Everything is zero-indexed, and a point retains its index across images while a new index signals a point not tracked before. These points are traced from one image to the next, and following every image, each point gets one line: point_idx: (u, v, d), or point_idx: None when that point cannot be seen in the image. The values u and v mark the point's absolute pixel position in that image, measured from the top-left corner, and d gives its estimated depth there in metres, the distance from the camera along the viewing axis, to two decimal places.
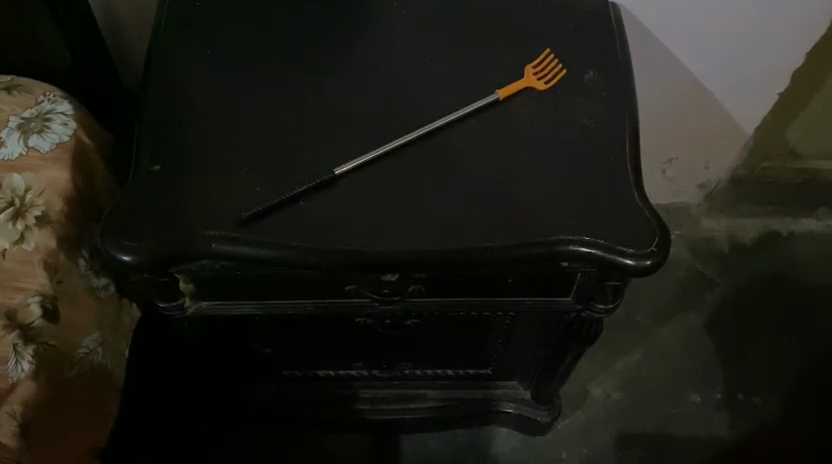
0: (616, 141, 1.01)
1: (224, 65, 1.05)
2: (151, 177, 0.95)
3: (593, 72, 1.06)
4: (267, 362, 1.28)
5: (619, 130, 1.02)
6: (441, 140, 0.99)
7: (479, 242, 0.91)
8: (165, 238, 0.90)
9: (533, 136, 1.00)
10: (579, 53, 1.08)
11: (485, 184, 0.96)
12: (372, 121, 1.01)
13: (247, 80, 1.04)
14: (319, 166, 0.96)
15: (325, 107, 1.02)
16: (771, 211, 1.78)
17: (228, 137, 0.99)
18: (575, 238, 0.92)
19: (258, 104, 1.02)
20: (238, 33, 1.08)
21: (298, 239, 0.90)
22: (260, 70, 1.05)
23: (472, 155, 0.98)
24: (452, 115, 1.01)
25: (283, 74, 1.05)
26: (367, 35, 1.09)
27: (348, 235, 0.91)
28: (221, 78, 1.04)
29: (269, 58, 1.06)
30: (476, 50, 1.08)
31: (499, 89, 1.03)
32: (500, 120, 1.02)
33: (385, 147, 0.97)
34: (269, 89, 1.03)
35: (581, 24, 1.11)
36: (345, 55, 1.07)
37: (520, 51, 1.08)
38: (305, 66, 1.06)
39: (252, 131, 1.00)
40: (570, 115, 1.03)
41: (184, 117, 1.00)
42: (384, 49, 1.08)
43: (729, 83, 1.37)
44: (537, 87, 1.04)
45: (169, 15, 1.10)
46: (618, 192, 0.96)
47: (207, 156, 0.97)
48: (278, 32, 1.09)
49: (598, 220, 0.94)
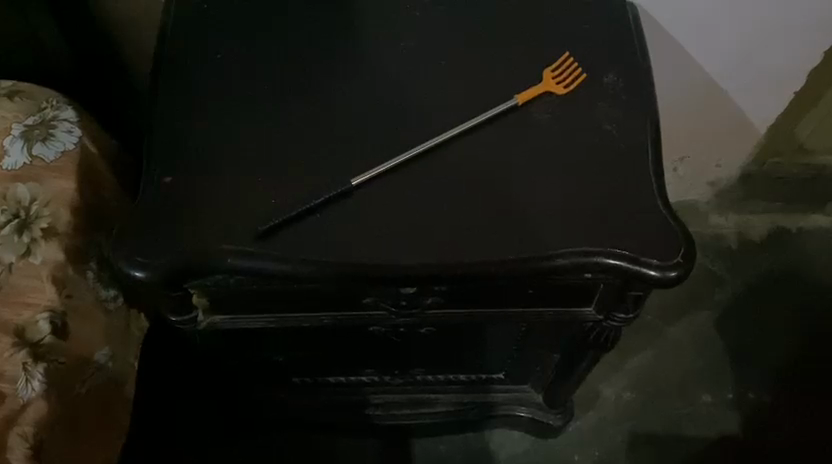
0: (639, 146, 0.98)
1: (234, 69, 1.02)
2: (163, 188, 0.92)
3: (613, 76, 1.03)
4: (278, 370, 1.26)
5: (642, 135, 0.99)
6: (461, 147, 0.97)
7: (502, 254, 0.89)
8: (181, 253, 0.87)
9: (555, 141, 0.98)
10: (598, 55, 1.05)
11: (506, 193, 0.94)
12: (388, 127, 0.98)
13: (258, 85, 1.01)
14: (336, 175, 0.94)
15: (341, 113, 0.99)
16: (780, 207, 1.77)
17: (241, 146, 0.96)
18: (603, 250, 0.90)
19: (271, 110, 0.99)
20: (248, 36, 1.05)
21: (316, 253, 0.88)
22: (272, 74, 1.02)
23: (493, 163, 0.96)
24: (470, 122, 0.98)
25: (296, 78, 1.02)
26: (380, 36, 1.06)
27: (368, 248, 0.89)
28: (232, 83, 1.01)
29: (279, 62, 1.03)
30: (493, 52, 1.05)
31: (518, 95, 1.00)
32: (519, 125, 0.99)
33: (402, 156, 0.94)
34: (281, 94, 1.00)
35: (599, 25, 1.08)
36: (358, 57, 1.04)
37: (538, 52, 1.05)
38: (318, 70, 1.03)
39: (266, 138, 0.97)
40: (592, 119, 1.00)
41: (195, 125, 0.97)
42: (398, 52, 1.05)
43: (746, 80, 1.35)
44: (557, 92, 1.01)
45: (175, 19, 1.07)
46: (642, 200, 0.94)
47: (220, 165, 0.94)
48: (288, 34, 1.06)
49: (623, 230, 0.92)
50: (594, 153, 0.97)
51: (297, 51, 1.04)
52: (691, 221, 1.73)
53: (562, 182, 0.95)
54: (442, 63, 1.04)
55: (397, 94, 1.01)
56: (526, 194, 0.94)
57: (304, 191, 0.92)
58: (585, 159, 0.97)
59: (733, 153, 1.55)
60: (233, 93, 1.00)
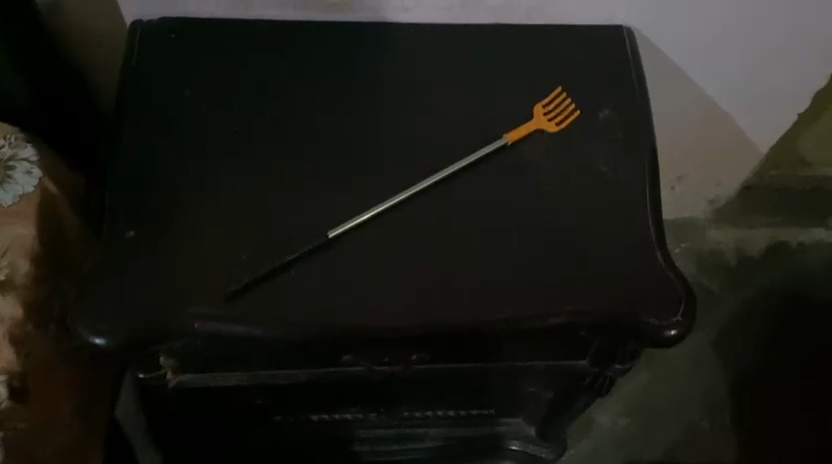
0: (637, 190, 0.92)
1: (203, 108, 0.96)
2: (125, 242, 0.85)
3: (608, 110, 0.97)
4: (256, 412, 1.19)
5: (641, 178, 0.93)
6: (447, 192, 0.91)
7: (490, 314, 0.83)
8: (146, 317, 0.81)
9: (547, 185, 0.92)
10: (593, 87, 0.99)
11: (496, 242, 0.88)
12: (370, 171, 0.92)
13: (230, 126, 0.95)
14: (314, 226, 0.88)
15: (319, 156, 0.93)
16: (780, 221, 1.71)
17: (211, 196, 0.90)
18: (601, 309, 0.84)
19: (243, 156, 0.93)
20: (218, 70, 0.99)
21: (291, 315, 0.82)
22: (243, 114, 0.96)
23: (481, 209, 0.90)
24: (455, 165, 0.92)
25: (269, 119, 0.95)
26: (362, 69, 1.00)
27: (347, 306, 0.82)
28: (201, 123, 0.95)
29: (252, 99, 0.97)
30: (481, 85, 0.99)
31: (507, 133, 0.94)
32: (509, 167, 0.93)
33: (382, 205, 0.89)
34: (255, 137, 0.94)
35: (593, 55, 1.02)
36: (338, 93, 0.98)
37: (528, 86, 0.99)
38: (294, 108, 0.97)
39: (238, 186, 0.91)
40: (586, 159, 0.94)
41: (162, 171, 0.91)
42: (380, 85, 0.99)
43: (747, 100, 1.28)
44: (549, 129, 0.95)
45: (138, 50, 1.00)
46: (640, 250, 0.88)
47: (188, 216, 0.88)
48: (262, 68, 0.99)
49: (621, 285, 0.86)
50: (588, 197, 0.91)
51: (272, 86, 0.98)
52: (688, 236, 1.67)
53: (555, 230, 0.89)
54: (427, 98, 0.98)
55: (380, 135, 0.95)
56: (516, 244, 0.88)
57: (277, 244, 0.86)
58: (580, 205, 0.91)
59: (733, 173, 1.48)
60: (203, 135, 0.94)
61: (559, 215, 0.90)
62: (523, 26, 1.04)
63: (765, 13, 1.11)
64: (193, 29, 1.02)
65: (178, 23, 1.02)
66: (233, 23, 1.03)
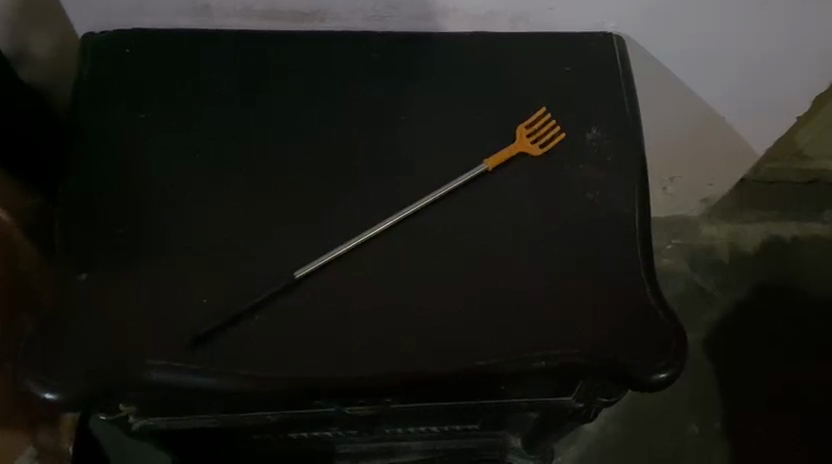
0: (627, 219, 0.87)
1: (162, 133, 0.90)
2: (79, 286, 0.80)
3: (594, 131, 0.91)
4: (229, 438, 1.13)
5: (631, 205, 0.88)
6: (424, 225, 0.85)
7: (468, 361, 0.78)
8: (101, 369, 0.76)
9: (532, 215, 0.86)
10: (581, 105, 0.93)
11: (476, 279, 0.82)
12: (341, 201, 0.86)
13: (191, 152, 0.89)
14: (282, 263, 0.82)
15: (288, 184, 0.87)
16: (776, 215, 1.66)
17: (172, 231, 0.84)
18: (590, 354, 0.79)
19: (204, 186, 0.87)
20: (178, 89, 0.92)
21: (254, 365, 0.77)
22: (206, 137, 0.90)
23: (461, 243, 0.84)
24: (432, 195, 0.86)
25: (234, 144, 0.90)
26: (334, 86, 0.94)
27: (318, 353, 0.77)
28: (160, 150, 0.89)
29: (215, 121, 0.91)
30: (461, 104, 0.93)
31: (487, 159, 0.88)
32: (488, 196, 0.87)
33: (353, 240, 0.83)
34: (219, 164, 0.88)
35: (580, 69, 0.96)
36: (308, 113, 0.92)
37: (512, 104, 0.93)
38: (261, 130, 0.90)
39: (201, 219, 0.85)
40: (573, 185, 0.88)
41: (118, 204, 0.85)
42: (352, 104, 0.93)
43: (744, 105, 1.21)
44: (531, 152, 0.89)
45: (91, 68, 0.93)
46: (628, 286, 0.83)
47: (146, 255, 0.82)
48: (226, 85, 0.93)
49: (610, 326, 0.81)
50: (572, 228, 0.86)
51: (237, 106, 0.92)
52: (681, 233, 1.62)
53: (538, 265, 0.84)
54: (402, 119, 0.92)
55: (353, 160, 0.89)
56: (498, 282, 0.82)
57: (243, 285, 0.81)
58: (565, 236, 0.85)
59: (728, 176, 1.42)
60: (162, 164, 0.88)
61: (543, 249, 0.85)
62: (504, 39, 0.98)
63: (765, 18, 1.04)
64: (151, 43, 0.95)
65: (133, 36, 0.95)
66: (194, 36, 0.96)
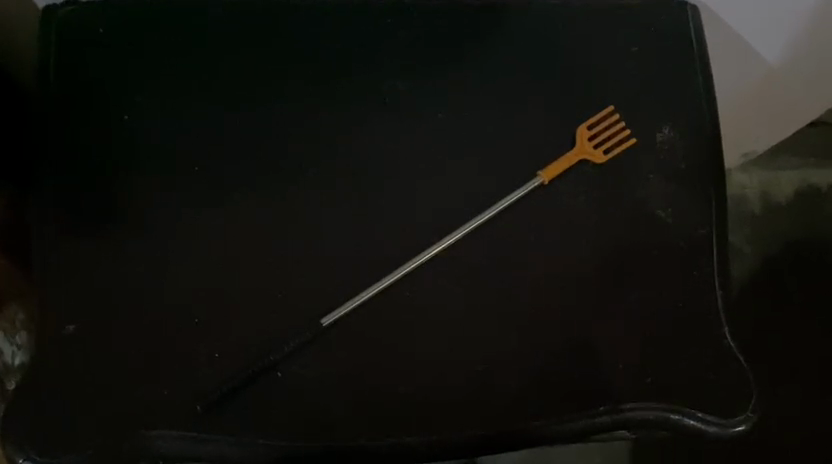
0: (694, 243, 0.78)
1: (153, 141, 0.77)
2: (67, 334, 0.69)
3: (655, 135, 0.81)
4: None
5: (700, 228, 0.79)
6: (470, 255, 0.75)
7: (522, 420, 0.69)
8: (100, 439, 0.65)
9: (589, 240, 0.77)
10: (643, 106, 0.82)
11: (529, 321, 0.73)
12: (376, 224, 0.76)
13: (190, 164, 0.76)
14: (311, 303, 0.72)
15: (314, 204, 0.76)
16: (812, 162, 1.55)
17: (178, 265, 0.72)
18: (662, 407, 0.71)
19: (208, 206, 0.75)
20: (170, 87, 0.79)
21: (279, 430, 0.67)
22: (210, 146, 0.77)
23: (510, 276, 0.75)
24: (479, 218, 0.76)
25: (246, 154, 0.77)
26: (358, 80, 0.81)
27: (354, 415, 0.68)
28: (151, 162, 0.76)
29: (219, 126, 0.78)
30: (508, 103, 0.81)
31: (543, 170, 0.78)
32: (537, 218, 0.77)
33: (390, 276, 0.73)
34: (223, 176, 0.76)
35: (642, 61, 0.84)
36: (331, 113, 0.79)
37: (565, 105, 0.82)
38: (273, 130, 0.78)
39: (213, 249, 0.73)
40: (633, 204, 0.78)
41: (108, 233, 0.73)
42: (378, 97, 0.80)
43: (809, 55, 1.06)
44: (594, 160, 0.79)
45: (62, 61, 0.79)
46: (698, 324, 0.75)
47: (145, 296, 0.71)
48: (231, 81, 0.80)
49: (679, 373, 0.72)
50: (633, 256, 0.77)
51: (248, 105, 0.79)
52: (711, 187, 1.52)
53: (596, 300, 0.74)
54: (439, 115, 0.80)
55: (387, 174, 0.78)
56: (553, 323, 0.73)
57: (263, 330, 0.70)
58: (624, 264, 0.76)
59: (775, 132, 1.27)
60: (156, 180, 0.75)
61: (602, 281, 0.75)
62: (549, 11, 0.85)
63: None
64: (131, 24, 0.81)
65: (110, 14, 0.82)
66: (189, 18, 0.82)
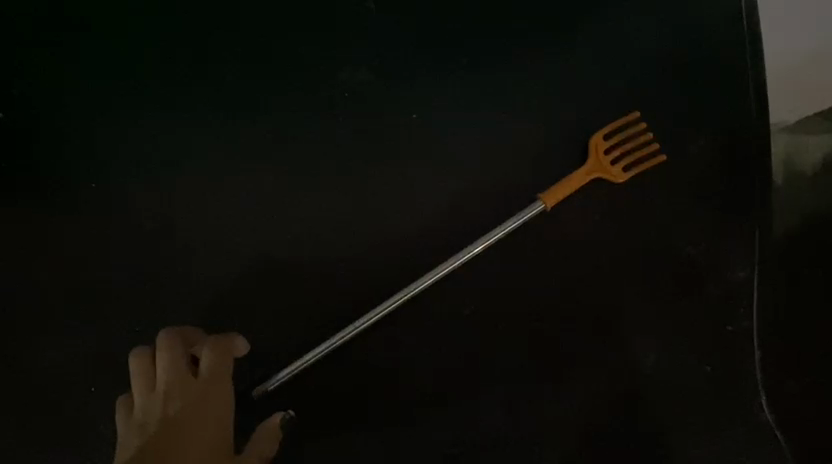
0: (729, 290, 0.62)
1: (34, 150, 0.61)
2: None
3: (694, 148, 0.64)
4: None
5: (739, 269, 0.62)
6: (446, 305, 0.62)
7: None
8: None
9: (601, 286, 0.62)
10: (681, 109, 0.64)
11: (518, 388, 0.60)
12: (332, 263, 0.61)
13: (86, 180, 0.61)
14: (256, 361, 0.60)
15: (259, 237, 0.61)
16: None
17: (84, 315, 0.60)
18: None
19: (127, 239, 0.61)
20: (50, 75, 0.61)
21: None
22: (122, 161, 0.61)
23: (500, 332, 0.61)
24: (458, 259, 0.61)
25: (161, 170, 0.62)
26: (312, 68, 0.62)
27: None
28: (33, 178, 0.60)
29: (117, 131, 0.61)
30: (502, 104, 0.63)
31: (545, 194, 0.62)
32: (538, 256, 0.62)
33: (349, 330, 0.60)
34: (141, 199, 0.61)
35: (678, 42, 0.64)
36: (269, 115, 0.62)
37: (574, 107, 0.64)
38: (204, 139, 0.62)
39: (130, 296, 0.60)
40: (661, 241, 0.62)
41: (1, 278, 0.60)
42: (341, 94, 0.62)
43: None
44: (611, 179, 0.63)
45: None
46: (733, 397, 0.60)
47: (48, 354, 0.59)
48: (126, 67, 0.61)
49: (704, 459, 0.58)
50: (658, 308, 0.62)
51: (167, 109, 0.62)
52: None
53: (603, 365, 0.60)
54: (413, 119, 0.62)
55: (345, 197, 0.62)
56: (546, 394, 0.60)
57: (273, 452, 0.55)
58: (639, 317, 0.61)
59: None
60: (45, 205, 0.60)
61: (615, 341, 0.61)
62: None
63: None
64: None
65: None
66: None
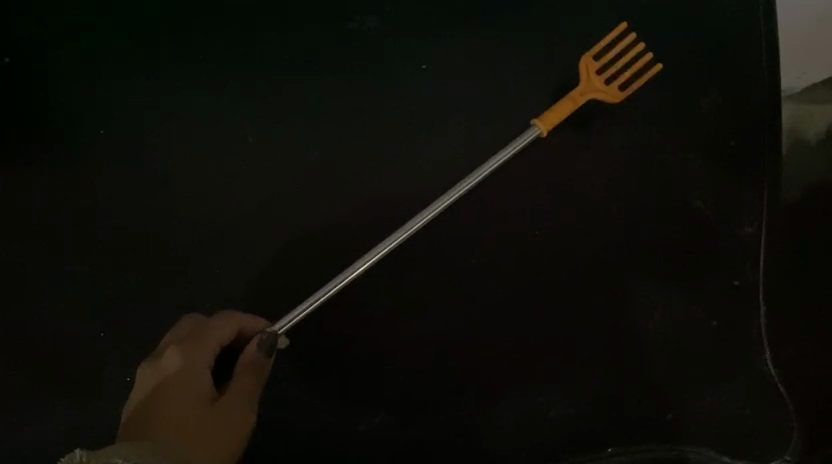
0: (737, 245, 0.62)
1: (38, 103, 0.61)
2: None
3: (709, 100, 0.63)
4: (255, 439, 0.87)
5: (746, 225, 0.62)
6: (449, 255, 0.62)
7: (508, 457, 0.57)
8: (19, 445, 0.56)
9: (611, 236, 0.62)
10: (696, 61, 0.64)
11: (521, 339, 0.60)
12: (337, 212, 0.62)
13: (93, 129, 0.61)
14: (268, 304, 0.61)
15: (271, 183, 0.62)
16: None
17: (101, 257, 0.60)
18: (680, 447, 0.57)
19: (140, 183, 0.61)
20: (60, 29, 0.61)
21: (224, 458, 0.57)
22: (129, 108, 0.62)
23: (508, 281, 0.61)
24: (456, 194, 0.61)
25: (168, 117, 0.62)
26: (325, 19, 0.63)
27: (313, 441, 0.58)
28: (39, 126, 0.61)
29: (125, 81, 0.62)
30: (511, 56, 0.63)
31: (540, 118, 0.62)
32: (548, 206, 0.62)
33: (357, 267, 0.59)
34: (152, 146, 0.62)
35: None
36: (278, 68, 0.62)
37: (581, 58, 0.64)
38: (217, 87, 0.62)
39: (136, 242, 0.61)
40: (672, 191, 0.62)
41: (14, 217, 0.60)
42: (353, 44, 0.63)
43: None
44: (610, 100, 0.63)
45: None
46: (738, 348, 0.60)
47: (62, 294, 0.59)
48: (134, 17, 0.62)
49: (707, 406, 0.58)
50: (668, 259, 0.61)
51: (181, 57, 0.62)
52: None
53: (610, 314, 0.61)
54: (422, 69, 0.63)
55: (351, 146, 0.62)
56: (549, 346, 0.60)
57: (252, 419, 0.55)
58: (643, 269, 0.61)
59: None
60: (53, 150, 0.61)
61: (623, 290, 0.61)
62: None
63: None
64: None
65: None
66: None
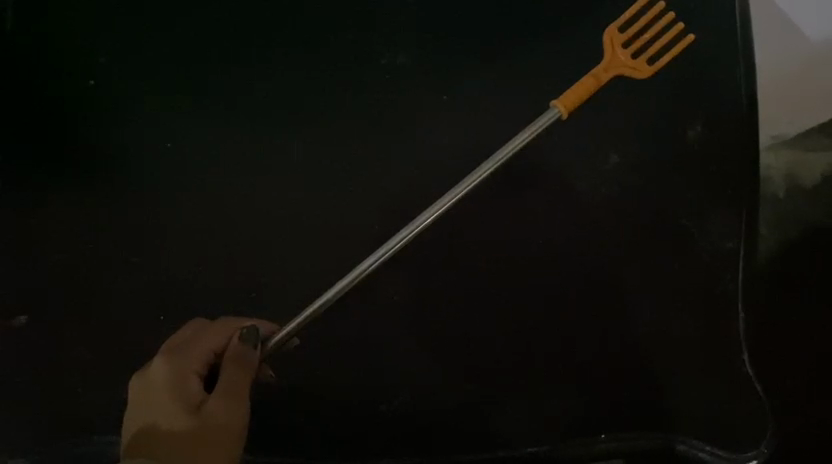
0: (721, 259, 0.69)
1: (116, 119, 0.72)
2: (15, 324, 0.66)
3: (698, 129, 0.71)
4: None
5: (728, 240, 0.70)
6: (459, 263, 0.70)
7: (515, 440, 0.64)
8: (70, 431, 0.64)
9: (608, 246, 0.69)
10: (687, 98, 0.72)
11: (524, 340, 0.67)
12: (363, 222, 0.70)
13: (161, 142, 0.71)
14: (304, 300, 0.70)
15: (309, 194, 0.70)
16: None
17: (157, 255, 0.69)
18: (667, 435, 0.65)
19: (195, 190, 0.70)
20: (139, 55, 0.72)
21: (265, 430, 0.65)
22: (190, 127, 0.71)
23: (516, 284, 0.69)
24: (461, 192, 0.67)
25: (210, 141, 0.71)
26: (361, 54, 0.73)
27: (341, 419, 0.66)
28: (115, 139, 0.71)
29: (190, 102, 0.72)
30: (511, 91, 0.72)
31: (559, 100, 0.68)
32: (552, 216, 0.71)
33: (366, 264, 0.65)
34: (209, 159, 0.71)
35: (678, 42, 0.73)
36: (319, 96, 0.72)
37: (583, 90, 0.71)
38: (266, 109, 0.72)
39: (188, 242, 0.69)
40: (664, 209, 0.70)
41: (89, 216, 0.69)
42: (384, 77, 0.72)
43: None
44: (637, 75, 0.70)
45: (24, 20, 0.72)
46: (718, 349, 0.67)
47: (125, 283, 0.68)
48: (200, 53, 0.72)
49: (689, 398, 0.66)
50: (658, 268, 0.69)
51: (240, 85, 0.72)
52: None
53: (606, 316, 0.68)
54: (444, 99, 0.72)
55: (379, 164, 0.71)
56: (550, 341, 0.67)
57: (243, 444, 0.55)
58: (634, 280, 0.69)
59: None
60: (123, 159, 0.71)
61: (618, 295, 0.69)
62: None
63: None
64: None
65: None
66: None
